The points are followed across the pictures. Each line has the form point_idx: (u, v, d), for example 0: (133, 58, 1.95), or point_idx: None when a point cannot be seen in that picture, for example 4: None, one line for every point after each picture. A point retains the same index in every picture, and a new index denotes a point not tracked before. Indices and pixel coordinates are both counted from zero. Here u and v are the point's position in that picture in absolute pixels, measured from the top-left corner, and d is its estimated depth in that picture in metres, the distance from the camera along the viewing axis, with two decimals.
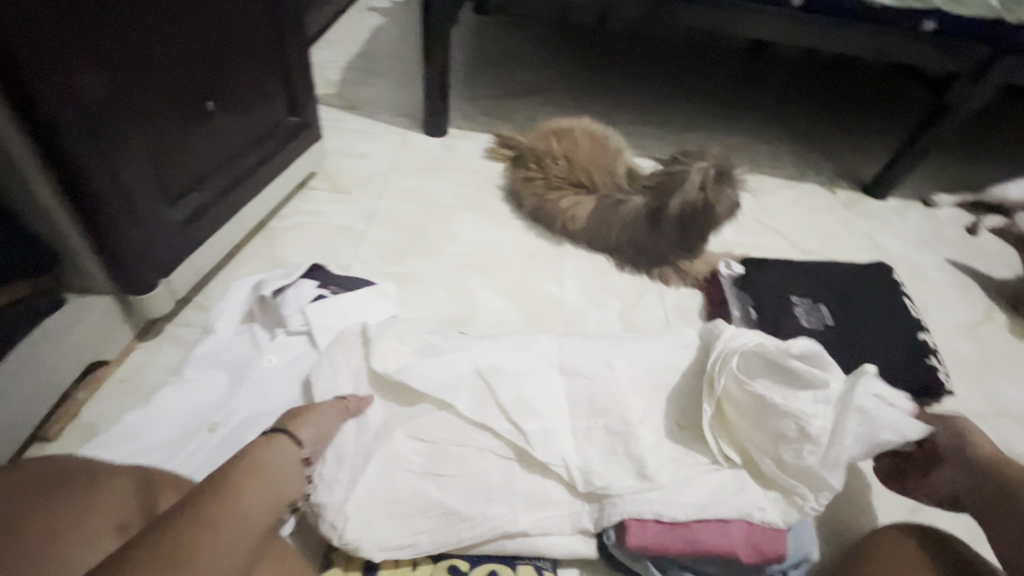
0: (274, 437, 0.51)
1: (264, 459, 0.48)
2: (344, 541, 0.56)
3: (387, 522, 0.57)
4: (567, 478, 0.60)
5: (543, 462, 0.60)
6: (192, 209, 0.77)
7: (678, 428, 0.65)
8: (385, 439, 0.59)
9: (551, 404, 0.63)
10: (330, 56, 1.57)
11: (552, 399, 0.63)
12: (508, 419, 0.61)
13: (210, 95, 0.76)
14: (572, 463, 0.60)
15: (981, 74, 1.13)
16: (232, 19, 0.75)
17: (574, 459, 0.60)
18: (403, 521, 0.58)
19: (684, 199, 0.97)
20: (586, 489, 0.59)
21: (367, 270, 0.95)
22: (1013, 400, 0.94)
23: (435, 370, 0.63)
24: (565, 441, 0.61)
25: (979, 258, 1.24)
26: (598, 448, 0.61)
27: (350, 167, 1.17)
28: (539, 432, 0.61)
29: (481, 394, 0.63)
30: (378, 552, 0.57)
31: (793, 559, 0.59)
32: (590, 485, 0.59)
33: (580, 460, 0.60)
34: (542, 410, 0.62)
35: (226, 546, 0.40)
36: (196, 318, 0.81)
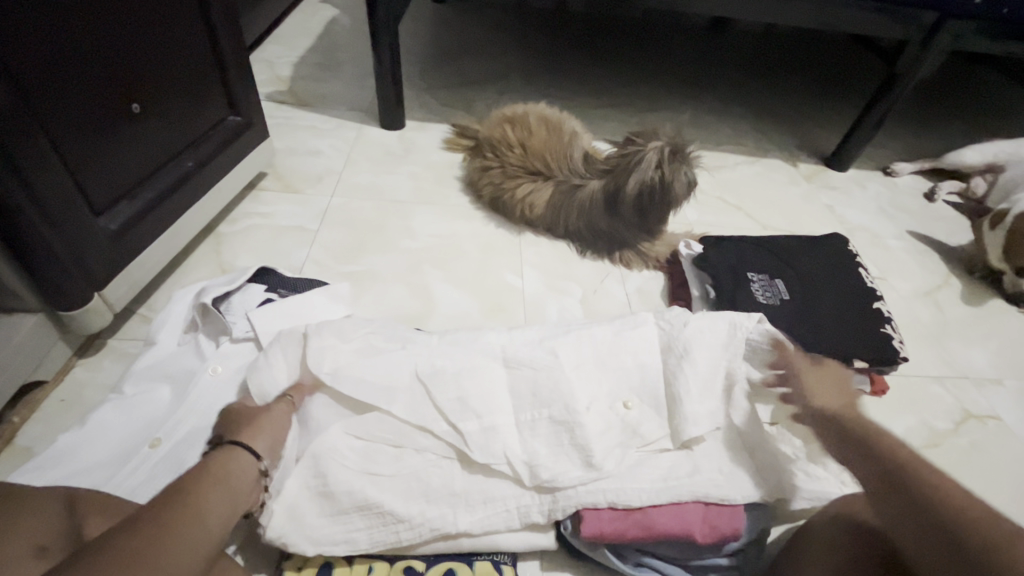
0: (234, 450, 0.52)
1: (220, 472, 0.49)
2: (270, 537, 0.54)
3: (320, 518, 0.56)
4: (513, 473, 0.59)
5: (484, 463, 0.59)
6: (124, 219, 0.74)
7: (626, 409, 0.64)
8: (319, 433, 0.58)
9: (494, 400, 0.62)
10: (280, 52, 1.53)
11: (494, 393, 0.62)
12: (446, 420, 0.60)
13: (134, 97, 0.72)
14: (517, 458, 0.59)
15: (929, 40, 1.13)
16: (156, 17, 0.72)
17: (519, 453, 0.60)
18: (340, 518, 0.56)
19: (642, 179, 0.92)
20: (534, 483, 0.58)
21: (320, 270, 0.92)
22: (969, 363, 0.95)
23: (371, 371, 0.62)
24: (508, 437, 0.60)
25: (937, 223, 1.25)
26: (548, 440, 0.61)
27: (302, 165, 1.14)
28: (477, 432, 0.60)
29: (419, 395, 0.61)
30: (312, 546, 0.55)
31: (748, 536, 0.59)
32: (537, 479, 0.58)
33: (525, 454, 0.60)
34: (482, 409, 0.61)
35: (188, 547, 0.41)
36: (140, 330, 0.79)
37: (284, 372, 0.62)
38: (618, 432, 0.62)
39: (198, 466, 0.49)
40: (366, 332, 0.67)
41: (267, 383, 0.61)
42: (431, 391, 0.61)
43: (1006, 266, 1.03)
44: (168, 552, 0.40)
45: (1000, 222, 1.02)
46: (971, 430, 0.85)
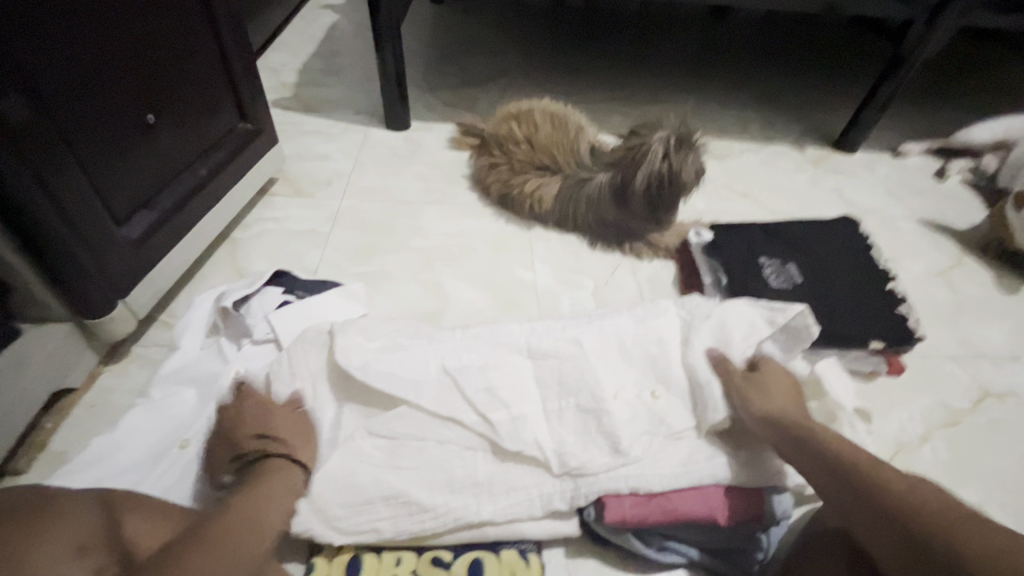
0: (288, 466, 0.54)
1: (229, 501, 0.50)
2: (295, 531, 0.56)
3: (343, 508, 0.57)
4: (543, 460, 0.60)
5: (515, 451, 0.60)
6: (144, 228, 0.75)
7: (653, 398, 0.65)
8: (346, 437, 0.60)
9: (521, 391, 0.63)
10: (284, 59, 1.54)
11: (520, 384, 0.64)
12: (476, 411, 0.62)
13: (149, 110, 0.74)
14: (547, 446, 0.60)
15: (934, 19, 1.13)
16: (168, 28, 0.74)
17: (548, 441, 0.61)
18: (363, 509, 0.57)
19: (648, 171, 0.92)
20: (562, 470, 0.59)
21: (334, 272, 0.94)
22: (987, 341, 0.95)
23: (399, 367, 0.64)
24: (536, 425, 0.61)
25: (948, 203, 1.25)
26: (579, 423, 0.62)
27: (312, 170, 1.15)
28: (507, 421, 0.61)
29: (449, 389, 0.63)
30: (339, 536, 0.57)
31: (774, 517, 0.59)
32: (566, 466, 0.59)
33: (554, 443, 0.61)
34: (511, 400, 0.62)
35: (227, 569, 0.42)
36: (163, 336, 0.81)
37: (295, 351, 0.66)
38: (636, 421, 0.63)
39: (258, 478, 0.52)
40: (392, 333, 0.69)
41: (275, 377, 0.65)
42: (462, 385, 0.63)
43: None
44: (222, 567, 0.42)
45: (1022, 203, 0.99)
46: (990, 408, 0.84)
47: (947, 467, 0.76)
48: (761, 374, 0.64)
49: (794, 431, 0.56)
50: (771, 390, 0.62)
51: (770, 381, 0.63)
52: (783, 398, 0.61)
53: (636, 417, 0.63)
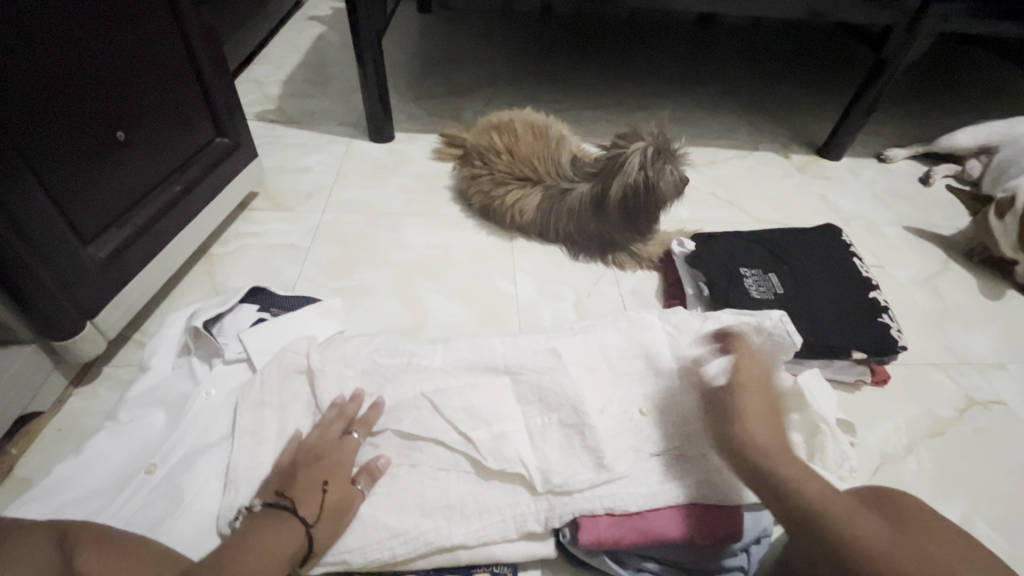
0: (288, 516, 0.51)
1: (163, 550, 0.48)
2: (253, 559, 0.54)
3: None
4: (527, 477, 0.59)
5: (498, 470, 0.59)
6: (114, 246, 0.74)
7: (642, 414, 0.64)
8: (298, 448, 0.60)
9: (501, 408, 0.63)
10: (269, 71, 1.54)
11: (501, 401, 0.64)
12: (456, 430, 0.61)
13: (117, 126, 0.73)
14: (530, 463, 0.59)
15: (914, 26, 1.13)
16: (136, 44, 0.73)
17: (533, 459, 0.60)
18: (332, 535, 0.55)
19: (626, 180, 0.91)
20: (546, 488, 0.58)
21: (313, 287, 0.93)
22: (972, 348, 0.94)
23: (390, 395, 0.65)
24: (518, 442, 0.61)
25: (933, 208, 1.24)
26: (563, 437, 0.61)
27: (294, 183, 1.14)
28: (488, 439, 0.60)
29: (430, 410, 0.63)
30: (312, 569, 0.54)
31: (752, 535, 0.59)
32: (550, 484, 0.58)
33: (537, 460, 0.60)
34: (490, 418, 0.62)
35: None
36: (136, 356, 0.79)
37: (276, 371, 0.66)
38: (616, 436, 0.61)
39: (254, 528, 0.49)
40: (370, 354, 0.70)
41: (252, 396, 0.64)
42: (441, 407, 0.63)
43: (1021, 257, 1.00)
44: None
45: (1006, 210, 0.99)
46: (975, 417, 0.83)
47: (932, 478, 0.75)
48: (735, 379, 0.59)
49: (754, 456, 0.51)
50: (740, 395, 0.57)
51: (749, 386, 0.57)
52: (757, 406, 0.55)
53: (617, 432, 0.62)
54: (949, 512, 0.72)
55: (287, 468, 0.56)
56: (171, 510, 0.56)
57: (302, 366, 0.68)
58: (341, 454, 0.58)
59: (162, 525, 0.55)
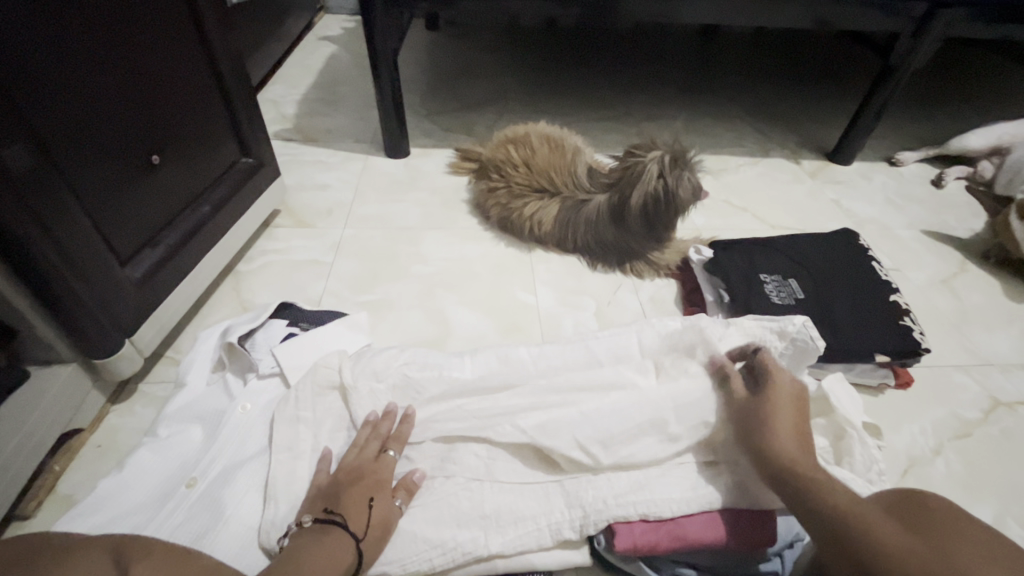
0: (334, 530, 0.52)
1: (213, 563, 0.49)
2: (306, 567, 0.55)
3: None
4: (589, 457, 0.61)
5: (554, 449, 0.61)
6: (148, 266, 0.76)
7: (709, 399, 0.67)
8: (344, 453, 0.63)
9: (540, 409, 0.66)
10: (284, 91, 1.57)
11: (537, 403, 0.66)
12: (510, 422, 0.64)
13: (151, 150, 0.76)
14: (590, 443, 0.62)
15: (921, 31, 1.15)
16: (167, 70, 0.76)
17: (592, 440, 0.62)
18: None
19: (644, 191, 0.93)
20: (611, 460, 0.61)
21: (338, 302, 0.94)
22: (994, 349, 0.94)
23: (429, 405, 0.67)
24: (571, 428, 0.63)
25: (947, 210, 1.25)
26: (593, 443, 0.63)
27: (314, 200, 1.17)
28: (540, 426, 0.63)
29: (463, 420, 0.65)
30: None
31: (782, 540, 0.59)
32: (614, 457, 0.61)
33: (597, 439, 0.62)
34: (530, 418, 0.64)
35: None
36: (170, 372, 0.81)
37: (309, 387, 0.68)
38: (671, 415, 0.65)
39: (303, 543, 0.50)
40: (400, 367, 0.71)
41: (288, 411, 0.66)
42: (474, 418, 0.65)
43: None
44: None
45: None
46: (1002, 418, 0.83)
47: (961, 482, 0.75)
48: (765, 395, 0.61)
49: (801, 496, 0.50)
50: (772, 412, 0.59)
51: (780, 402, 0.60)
52: (787, 415, 0.59)
53: (672, 412, 0.65)
54: (980, 514, 0.72)
55: (329, 489, 0.57)
56: (215, 522, 0.58)
57: (334, 382, 0.69)
58: (381, 469, 0.59)
59: (205, 539, 0.56)
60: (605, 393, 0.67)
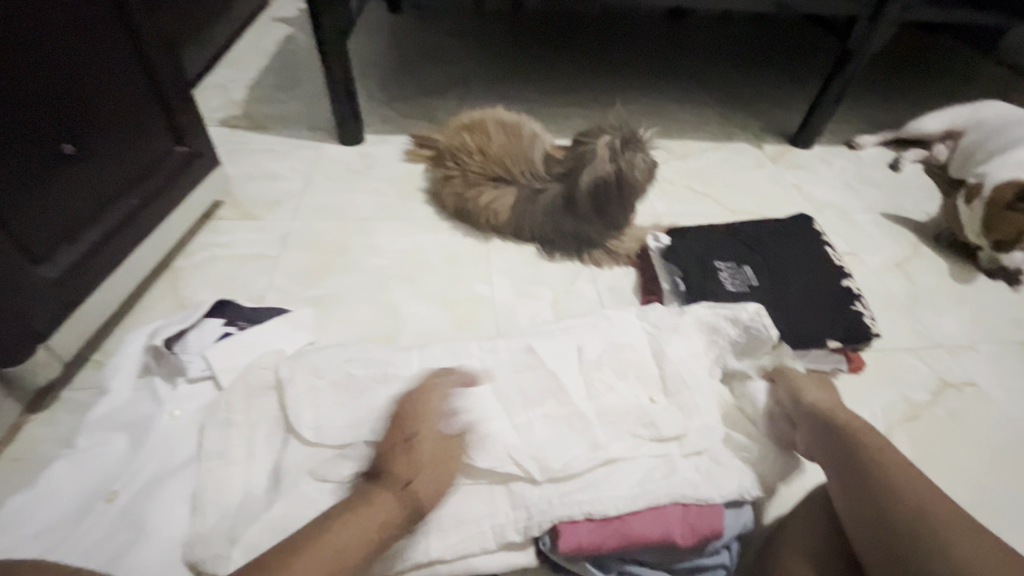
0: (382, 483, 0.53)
1: None
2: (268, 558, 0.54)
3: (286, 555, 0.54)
4: (523, 472, 0.59)
5: (488, 469, 0.59)
6: (67, 265, 0.71)
7: (652, 402, 0.66)
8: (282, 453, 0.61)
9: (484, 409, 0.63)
10: (233, 75, 1.49)
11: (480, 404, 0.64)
12: None
13: (66, 139, 0.69)
14: (525, 457, 0.59)
15: (878, 14, 1.14)
16: (84, 52, 0.70)
17: (525, 453, 0.60)
18: None
19: (594, 174, 0.92)
20: (546, 476, 0.59)
21: (283, 298, 0.90)
22: (945, 331, 0.95)
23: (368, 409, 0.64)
24: (505, 440, 0.61)
25: (904, 194, 1.26)
26: (537, 441, 0.61)
27: (261, 190, 1.11)
28: (473, 442, 0.60)
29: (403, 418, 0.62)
30: None
31: (730, 533, 0.58)
32: (549, 472, 0.59)
33: (532, 452, 0.60)
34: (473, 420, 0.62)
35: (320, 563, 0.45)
36: (96, 378, 0.76)
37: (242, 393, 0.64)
38: (601, 426, 0.63)
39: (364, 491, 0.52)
40: (343, 366, 0.68)
41: (215, 417, 0.62)
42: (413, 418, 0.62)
43: (984, 243, 1.02)
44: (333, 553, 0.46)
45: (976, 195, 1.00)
46: (948, 399, 0.84)
47: None
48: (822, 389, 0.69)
49: (846, 448, 0.57)
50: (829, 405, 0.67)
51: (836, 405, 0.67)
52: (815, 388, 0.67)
53: (603, 424, 0.63)
54: None
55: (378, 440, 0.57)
56: (135, 538, 0.54)
57: (271, 384, 0.66)
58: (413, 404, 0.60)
59: (124, 557, 0.52)
60: (544, 399, 0.65)
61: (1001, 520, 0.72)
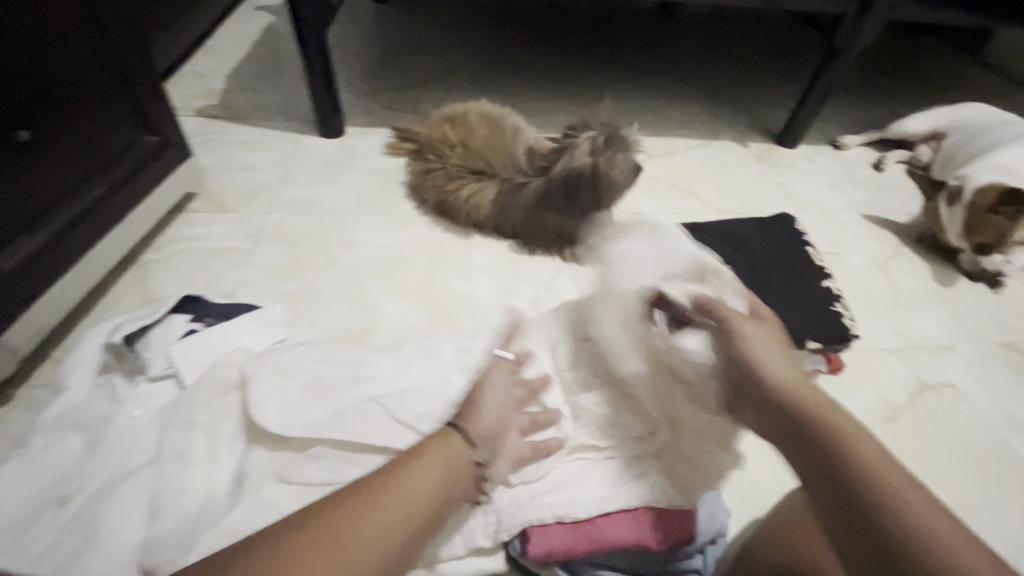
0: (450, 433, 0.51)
1: None
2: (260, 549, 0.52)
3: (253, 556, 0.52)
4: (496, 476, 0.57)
5: None
6: (24, 257, 0.68)
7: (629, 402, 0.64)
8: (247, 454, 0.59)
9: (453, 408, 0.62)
10: (211, 64, 1.46)
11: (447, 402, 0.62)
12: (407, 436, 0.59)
13: (20, 125, 0.66)
14: None
15: (863, 13, 1.14)
16: (40, 32, 0.66)
17: None
18: None
19: (571, 164, 0.93)
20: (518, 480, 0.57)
21: (255, 293, 0.88)
22: (924, 332, 0.95)
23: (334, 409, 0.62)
24: None
25: (887, 194, 1.26)
26: None
27: (236, 182, 1.08)
28: None
29: (373, 418, 0.60)
30: None
31: (705, 536, 0.58)
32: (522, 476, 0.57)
33: None
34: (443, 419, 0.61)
35: (377, 530, 0.40)
36: (55, 375, 0.73)
37: (206, 390, 0.62)
38: (576, 429, 0.62)
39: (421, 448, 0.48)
40: (312, 365, 0.67)
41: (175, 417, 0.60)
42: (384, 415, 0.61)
43: (964, 245, 1.03)
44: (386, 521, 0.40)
45: (955, 198, 1.00)
46: (927, 400, 0.84)
47: None
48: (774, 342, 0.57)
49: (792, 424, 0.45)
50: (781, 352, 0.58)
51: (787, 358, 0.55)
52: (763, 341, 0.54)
53: (578, 426, 0.62)
54: None
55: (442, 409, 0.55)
56: (86, 544, 0.51)
57: (235, 381, 0.64)
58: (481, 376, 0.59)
59: (74, 563, 0.50)
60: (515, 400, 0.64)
61: (977, 521, 0.72)
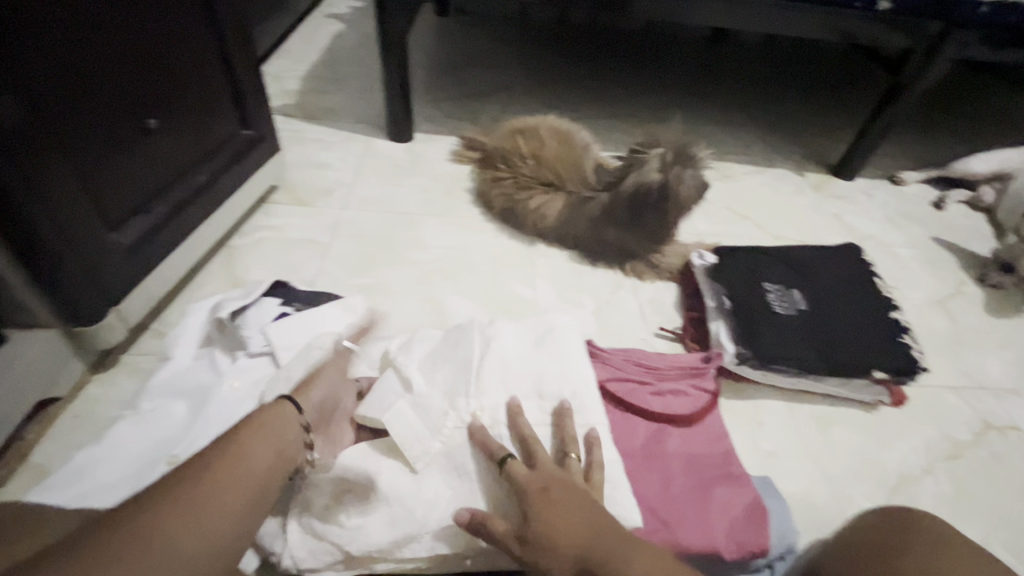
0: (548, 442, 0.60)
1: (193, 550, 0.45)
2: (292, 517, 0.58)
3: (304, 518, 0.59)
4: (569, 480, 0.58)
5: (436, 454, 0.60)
6: (139, 233, 0.74)
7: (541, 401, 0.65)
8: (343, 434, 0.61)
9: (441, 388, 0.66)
10: (287, 66, 1.54)
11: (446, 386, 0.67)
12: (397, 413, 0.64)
13: (150, 113, 0.73)
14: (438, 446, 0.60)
15: (934, 50, 1.14)
16: (172, 31, 0.73)
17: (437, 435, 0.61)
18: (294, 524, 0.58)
19: (640, 179, 0.95)
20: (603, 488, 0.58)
21: (334, 284, 0.92)
22: (989, 374, 0.94)
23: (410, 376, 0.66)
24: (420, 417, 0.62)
25: (949, 232, 1.25)
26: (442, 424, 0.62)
27: (314, 178, 1.14)
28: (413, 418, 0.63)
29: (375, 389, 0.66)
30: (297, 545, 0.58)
31: (777, 550, 0.63)
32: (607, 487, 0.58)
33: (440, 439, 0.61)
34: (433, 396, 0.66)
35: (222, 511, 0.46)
36: (155, 346, 0.79)
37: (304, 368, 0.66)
38: None
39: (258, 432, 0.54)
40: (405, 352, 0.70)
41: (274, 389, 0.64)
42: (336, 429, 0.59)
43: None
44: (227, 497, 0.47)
45: None
46: (992, 441, 0.84)
47: (953, 504, 0.75)
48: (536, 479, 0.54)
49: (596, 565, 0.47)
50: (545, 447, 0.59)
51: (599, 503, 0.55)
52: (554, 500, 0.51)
53: None
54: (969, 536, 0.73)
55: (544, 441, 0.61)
56: None
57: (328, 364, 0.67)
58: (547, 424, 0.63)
59: None
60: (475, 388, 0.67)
61: None
